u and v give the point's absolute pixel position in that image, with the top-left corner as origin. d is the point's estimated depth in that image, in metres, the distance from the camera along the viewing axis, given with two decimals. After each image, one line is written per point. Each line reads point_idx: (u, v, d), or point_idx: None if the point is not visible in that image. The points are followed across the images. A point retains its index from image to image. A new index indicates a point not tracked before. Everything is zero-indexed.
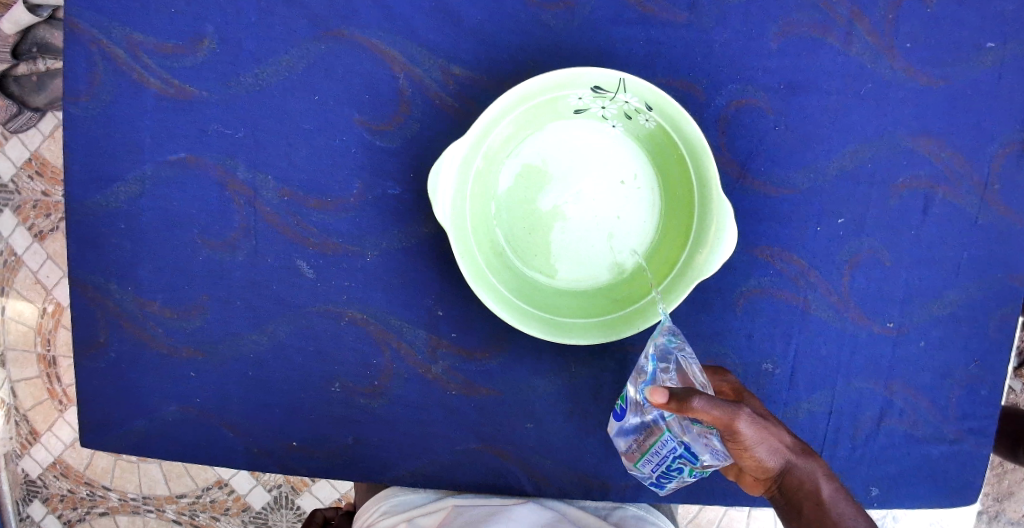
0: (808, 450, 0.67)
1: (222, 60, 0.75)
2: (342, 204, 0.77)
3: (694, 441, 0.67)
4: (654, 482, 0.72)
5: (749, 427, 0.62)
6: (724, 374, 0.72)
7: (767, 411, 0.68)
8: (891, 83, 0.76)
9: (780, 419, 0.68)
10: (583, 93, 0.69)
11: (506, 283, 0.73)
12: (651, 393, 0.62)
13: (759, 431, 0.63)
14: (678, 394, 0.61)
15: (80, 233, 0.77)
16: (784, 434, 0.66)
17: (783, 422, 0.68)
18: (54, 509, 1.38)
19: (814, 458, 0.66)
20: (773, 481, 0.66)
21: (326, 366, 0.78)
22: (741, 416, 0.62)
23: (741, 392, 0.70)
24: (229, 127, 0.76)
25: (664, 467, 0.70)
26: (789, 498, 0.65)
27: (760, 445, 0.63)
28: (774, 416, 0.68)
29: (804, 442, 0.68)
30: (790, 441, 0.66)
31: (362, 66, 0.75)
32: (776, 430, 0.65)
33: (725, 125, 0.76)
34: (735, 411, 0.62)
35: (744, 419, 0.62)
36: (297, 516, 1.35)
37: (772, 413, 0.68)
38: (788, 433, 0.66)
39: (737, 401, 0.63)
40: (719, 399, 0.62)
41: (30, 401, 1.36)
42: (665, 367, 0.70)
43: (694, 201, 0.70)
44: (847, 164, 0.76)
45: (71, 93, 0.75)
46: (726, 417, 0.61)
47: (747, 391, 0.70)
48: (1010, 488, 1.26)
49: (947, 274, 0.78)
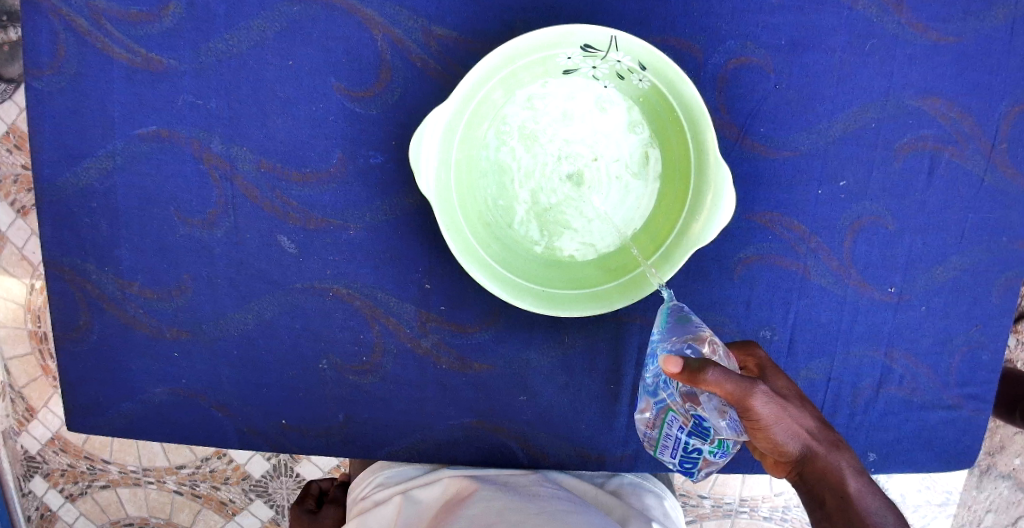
0: (834, 437, 0.64)
1: (192, 27, 0.71)
2: (324, 177, 0.73)
3: (709, 414, 0.65)
4: (681, 468, 0.69)
5: (765, 406, 0.61)
6: (755, 348, 0.69)
7: (793, 392, 0.66)
8: (898, 40, 0.72)
9: (803, 400, 0.66)
10: (573, 52, 0.64)
11: (495, 255, 0.70)
12: (663, 362, 0.59)
13: (775, 410, 0.61)
14: (691, 365, 0.59)
15: (54, 213, 0.74)
16: (805, 417, 0.64)
17: (807, 405, 0.66)
18: (55, 484, 1.30)
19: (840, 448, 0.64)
20: (794, 467, 0.65)
21: (315, 344, 0.76)
22: (756, 393, 0.60)
23: (765, 369, 0.67)
24: (201, 99, 0.72)
25: (682, 448, 0.67)
26: (810, 487, 0.63)
27: (775, 425, 0.62)
28: (799, 398, 0.66)
29: (830, 430, 0.65)
30: (814, 428, 0.64)
31: (340, 29, 0.71)
32: (795, 412, 0.63)
33: (723, 87, 0.72)
34: (750, 388, 0.59)
35: (759, 397, 0.60)
36: (298, 483, 1.28)
37: (797, 395, 0.66)
38: (811, 418, 0.65)
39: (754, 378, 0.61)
40: (735, 374, 0.60)
41: (25, 378, 1.26)
42: (673, 339, 0.68)
43: (690, 166, 0.67)
44: (851, 126, 0.73)
45: (34, 67, 0.71)
46: (740, 392, 0.59)
47: (772, 365, 0.68)
48: (1002, 442, 1.24)
49: (951, 238, 0.75)
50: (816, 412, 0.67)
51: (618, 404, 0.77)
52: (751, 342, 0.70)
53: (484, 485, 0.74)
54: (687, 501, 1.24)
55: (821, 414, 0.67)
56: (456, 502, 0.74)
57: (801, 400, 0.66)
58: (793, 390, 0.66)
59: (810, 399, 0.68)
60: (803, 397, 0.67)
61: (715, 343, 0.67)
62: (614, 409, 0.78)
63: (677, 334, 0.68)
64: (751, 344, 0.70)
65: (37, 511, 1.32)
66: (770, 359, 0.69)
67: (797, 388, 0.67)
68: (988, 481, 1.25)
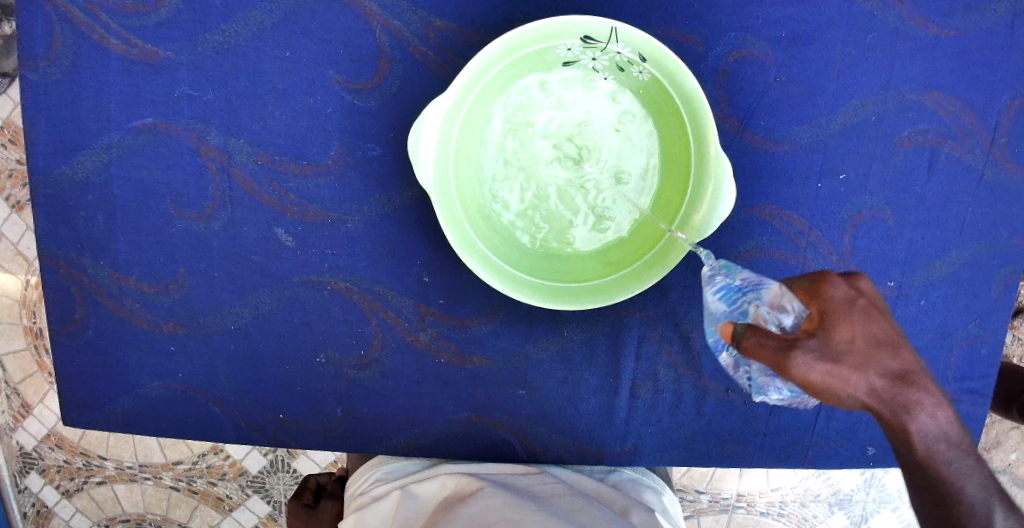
0: (916, 395, 0.54)
1: (189, 18, 0.70)
2: (322, 170, 0.73)
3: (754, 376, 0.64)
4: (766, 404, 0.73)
5: (816, 377, 0.54)
6: (829, 288, 0.56)
7: (870, 343, 0.55)
8: (899, 34, 0.71)
9: (882, 353, 0.55)
10: (572, 43, 0.64)
11: (495, 249, 0.70)
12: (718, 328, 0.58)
13: (832, 379, 0.54)
14: (735, 336, 0.56)
15: (49, 206, 0.73)
16: (880, 377, 0.55)
17: (890, 357, 0.55)
18: (51, 480, 1.29)
19: (919, 409, 0.54)
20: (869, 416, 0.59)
21: (313, 338, 0.76)
22: (802, 367, 0.54)
23: (837, 317, 0.55)
24: (199, 91, 0.72)
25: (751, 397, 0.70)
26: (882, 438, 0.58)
27: (833, 391, 0.55)
28: (874, 348, 0.55)
29: (914, 385, 0.55)
30: (890, 387, 0.55)
31: (338, 22, 0.70)
32: (866, 375, 0.55)
33: (724, 80, 0.72)
34: (789, 362, 0.53)
35: (804, 370, 0.54)
36: (295, 479, 1.28)
37: (875, 348, 0.55)
38: (888, 377, 0.55)
39: (804, 348, 0.54)
40: (773, 349, 0.54)
41: (20, 374, 1.25)
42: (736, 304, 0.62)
43: (691, 158, 0.66)
44: (852, 120, 0.73)
45: (29, 59, 0.70)
46: (777, 366, 0.54)
47: (847, 308, 0.56)
48: (997, 437, 1.24)
49: (951, 233, 0.75)
50: (903, 362, 0.55)
51: (617, 397, 0.77)
52: (826, 274, 0.57)
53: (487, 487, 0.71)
54: (685, 496, 1.24)
55: (913, 362, 0.56)
56: (459, 500, 0.71)
57: (878, 352, 0.55)
58: (868, 338, 0.55)
59: (899, 342, 0.56)
60: (885, 345, 0.56)
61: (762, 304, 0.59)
62: (613, 403, 0.77)
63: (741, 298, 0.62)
64: (826, 278, 0.57)
65: (33, 508, 1.31)
66: (849, 297, 0.56)
67: (879, 334, 0.56)
68: None
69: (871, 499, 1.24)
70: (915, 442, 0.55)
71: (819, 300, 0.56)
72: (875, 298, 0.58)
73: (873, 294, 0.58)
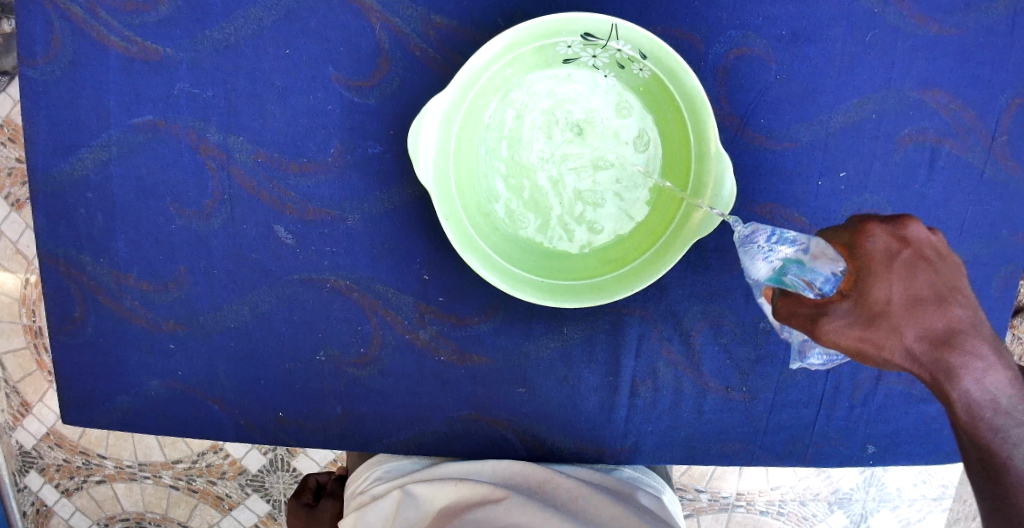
0: (965, 357, 0.47)
1: (188, 15, 0.70)
2: (322, 167, 0.73)
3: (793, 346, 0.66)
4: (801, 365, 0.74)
5: (846, 343, 0.51)
6: (865, 241, 0.50)
7: (913, 304, 0.49)
8: (900, 32, 0.71)
9: (929, 315, 0.49)
10: (572, 40, 0.64)
11: (496, 247, 0.70)
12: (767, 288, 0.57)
13: (865, 345, 0.50)
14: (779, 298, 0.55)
15: (49, 204, 0.73)
16: (923, 343, 0.49)
17: (939, 319, 0.49)
18: (51, 479, 1.29)
19: (968, 373, 0.47)
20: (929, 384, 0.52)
21: (313, 336, 0.76)
22: (829, 333, 0.51)
23: (873, 275, 0.50)
24: (198, 89, 0.71)
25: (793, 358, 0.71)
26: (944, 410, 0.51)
27: (870, 358, 0.51)
28: (919, 309, 0.49)
29: (964, 345, 0.48)
30: (932, 351, 0.48)
31: (338, 19, 0.70)
32: (904, 340, 0.49)
33: (724, 77, 0.72)
34: (814, 328, 0.51)
35: (830, 337, 0.51)
36: (295, 478, 1.28)
37: (921, 309, 0.49)
38: (934, 343, 0.48)
39: (831, 312, 0.51)
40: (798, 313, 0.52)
41: (19, 373, 1.25)
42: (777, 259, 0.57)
43: (691, 155, 0.66)
44: (852, 118, 0.73)
45: (28, 57, 0.70)
46: (805, 332, 0.53)
47: (884, 263, 0.50)
48: None
49: (951, 231, 0.75)
50: (951, 319, 0.49)
51: (617, 396, 0.77)
52: (870, 224, 0.51)
53: (494, 498, 0.70)
54: (685, 494, 1.24)
55: (964, 319, 0.49)
56: (464, 510, 0.70)
57: (918, 310, 0.49)
58: (908, 295, 0.50)
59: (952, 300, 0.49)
60: (929, 300, 0.49)
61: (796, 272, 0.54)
62: (614, 401, 0.77)
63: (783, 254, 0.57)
64: (862, 229, 0.51)
65: (32, 506, 1.31)
66: (888, 250, 0.50)
67: (923, 289, 0.49)
68: None
69: (871, 498, 1.24)
70: (959, 408, 0.48)
71: (854, 255, 0.51)
72: (925, 248, 0.51)
73: (921, 243, 0.51)
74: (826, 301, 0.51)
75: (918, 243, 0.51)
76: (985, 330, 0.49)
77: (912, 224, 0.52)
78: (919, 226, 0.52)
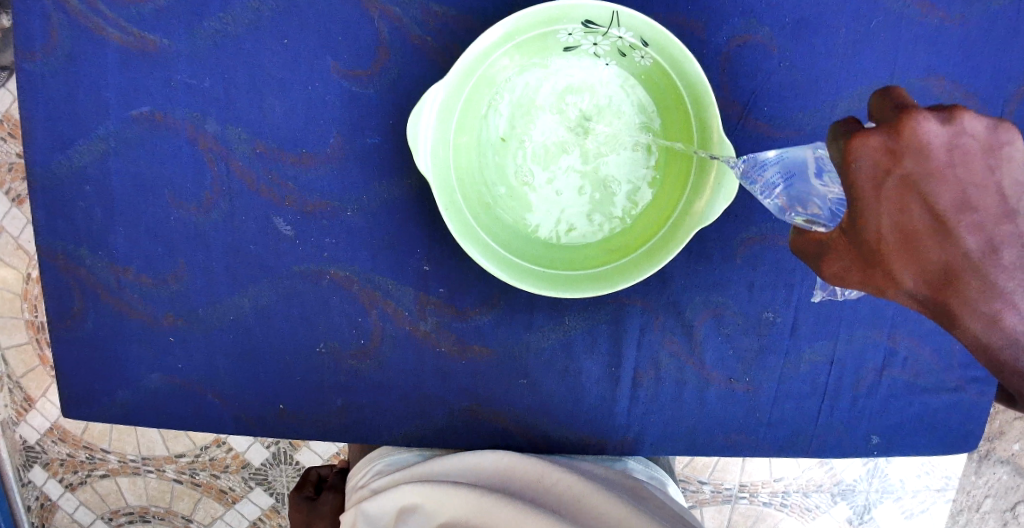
0: (966, 295, 0.46)
1: (184, 6, 0.69)
2: (320, 159, 0.72)
3: None
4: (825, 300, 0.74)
5: (851, 282, 0.54)
6: (850, 167, 0.49)
7: (908, 239, 0.48)
8: (905, 18, 0.70)
9: (923, 251, 0.48)
10: (573, 28, 0.63)
11: (495, 236, 0.69)
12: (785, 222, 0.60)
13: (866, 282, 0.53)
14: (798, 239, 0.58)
15: (46, 198, 0.72)
16: (919, 281, 0.49)
17: (934, 253, 0.47)
18: (54, 473, 1.29)
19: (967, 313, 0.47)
20: None
21: (312, 329, 0.76)
22: (831, 273, 0.55)
23: (863, 212, 0.50)
24: (196, 80, 0.71)
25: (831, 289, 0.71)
26: None
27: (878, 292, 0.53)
28: (912, 244, 0.48)
29: (961, 281, 0.46)
30: (929, 290, 0.48)
31: (336, 9, 0.70)
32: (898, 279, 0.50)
33: (727, 65, 0.71)
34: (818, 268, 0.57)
35: (833, 276, 0.55)
36: (298, 471, 1.28)
37: (915, 243, 0.48)
38: (931, 281, 0.48)
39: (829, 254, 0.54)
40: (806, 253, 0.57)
41: (22, 368, 1.25)
42: (782, 194, 0.59)
43: (694, 143, 0.65)
44: (857, 105, 0.71)
45: (24, 49, 0.69)
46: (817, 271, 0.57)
47: (871, 189, 0.49)
48: (1001, 427, 1.23)
49: None
50: (952, 251, 0.46)
51: (619, 387, 0.77)
52: (858, 141, 0.48)
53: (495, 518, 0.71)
54: (687, 486, 1.24)
55: (971, 251, 0.46)
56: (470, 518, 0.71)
57: (912, 242, 0.48)
58: (902, 229, 0.48)
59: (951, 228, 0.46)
60: (929, 228, 0.47)
61: (809, 199, 0.57)
62: (615, 393, 0.77)
63: (790, 189, 0.59)
64: (848, 151, 0.49)
65: (36, 501, 1.31)
66: (876, 171, 0.48)
67: (919, 220, 0.47)
68: (986, 466, 1.25)
69: (874, 489, 1.24)
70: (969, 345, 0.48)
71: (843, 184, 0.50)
72: (931, 160, 0.47)
73: (928, 154, 0.47)
74: (827, 236, 0.54)
75: (922, 153, 0.47)
76: (1004, 258, 0.45)
77: (915, 130, 0.47)
78: (927, 132, 0.47)
